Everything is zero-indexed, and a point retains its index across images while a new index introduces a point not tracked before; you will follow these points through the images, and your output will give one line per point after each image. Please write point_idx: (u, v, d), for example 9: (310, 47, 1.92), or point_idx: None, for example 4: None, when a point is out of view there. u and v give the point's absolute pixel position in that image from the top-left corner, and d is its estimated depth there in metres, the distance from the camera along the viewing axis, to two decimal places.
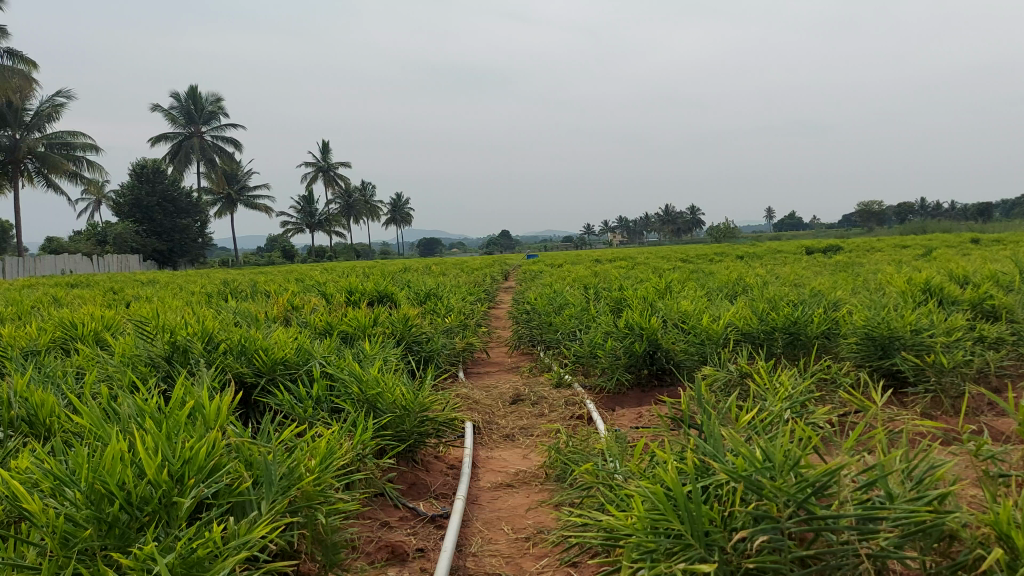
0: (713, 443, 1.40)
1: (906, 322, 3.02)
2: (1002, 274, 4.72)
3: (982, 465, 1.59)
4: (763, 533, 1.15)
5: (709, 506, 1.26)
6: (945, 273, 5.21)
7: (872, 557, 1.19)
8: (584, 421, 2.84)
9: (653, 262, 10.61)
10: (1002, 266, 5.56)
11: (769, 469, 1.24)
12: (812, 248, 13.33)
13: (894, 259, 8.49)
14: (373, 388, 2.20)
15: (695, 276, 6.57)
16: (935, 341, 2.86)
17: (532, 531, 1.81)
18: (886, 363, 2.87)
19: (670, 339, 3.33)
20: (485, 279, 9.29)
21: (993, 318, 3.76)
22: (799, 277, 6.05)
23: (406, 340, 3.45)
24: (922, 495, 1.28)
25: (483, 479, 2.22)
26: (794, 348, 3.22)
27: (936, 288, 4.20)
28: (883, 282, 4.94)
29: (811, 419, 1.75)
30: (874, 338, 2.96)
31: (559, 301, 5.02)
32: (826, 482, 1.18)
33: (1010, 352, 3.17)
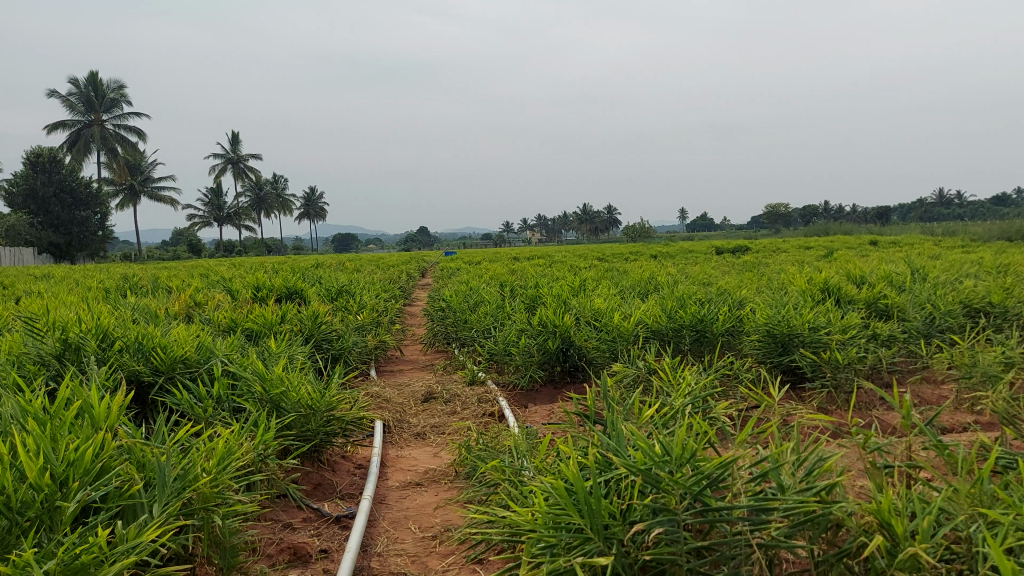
0: (615, 438, 1.42)
1: (805, 321, 3.13)
2: (896, 275, 4.97)
3: (870, 456, 1.67)
4: (659, 525, 1.18)
5: (609, 500, 1.27)
6: (844, 273, 5.44)
7: (763, 546, 1.24)
8: (495, 418, 2.85)
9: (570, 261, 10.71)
10: (897, 267, 5.84)
11: (667, 463, 1.26)
12: (722, 247, 13.77)
13: (799, 260, 8.82)
14: (277, 388, 2.15)
15: (608, 275, 6.69)
16: (832, 338, 2.98)
17: (439, 529, 1.80)
18: (787, 359, 2.98)
19: (582, 337, 3.37)
20: (399, 276, 9.21)
21: (886, 316, 3.95)
22: (708, 276, 6.23)
23: (314, 338, 3.38)
24: (811, 485, 1.36)
25: (391, 479, 2.20)
26: (700, 345, 3.30)
27: (834, 288, 4.38)
28: (786, 282, 5.13)
29: (710, 414, 1.80)
30: (775, 335, 3.07)
31: (473, 299, 5.02)
32: (720, 475, 1.22)
33: (900, 349, 3.35)
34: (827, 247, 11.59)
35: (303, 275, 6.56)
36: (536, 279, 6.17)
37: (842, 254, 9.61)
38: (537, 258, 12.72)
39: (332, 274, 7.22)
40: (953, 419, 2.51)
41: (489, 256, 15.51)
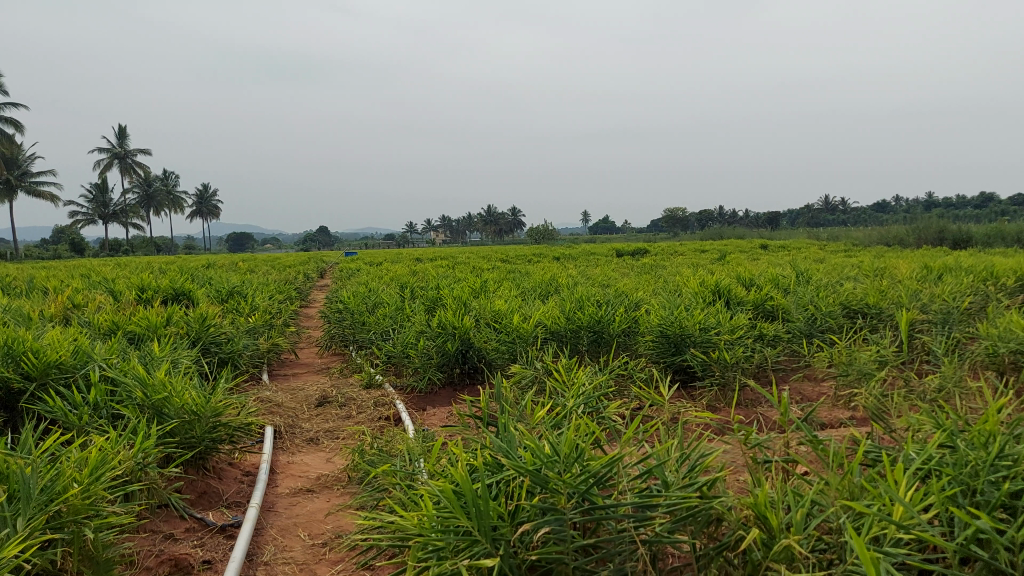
0: (505, 438, 1.43)
1: (696, 321, 3.24)
2: (782, 278, 5.20)
3: (750, 452, 1.73)
4: (547, 525, 1.19)
5: (497, 501, 1.28)
6: (734, 276, 5.66)
7: (646, 542, 1.27)
8: (391, 422, 2.82)
9: (473, 262, 10.71)
10: (783, 270, 6.11)
11: (556, 463, 1.27)
12: (621, 249, 14.09)
13: (695, 262, 9.11)
14: (159, 393, 2.07)
15: (508, 277, 6.73)
16: (720, 338, 3.09)
17: (330, 536, 1.77)
18: (679, 359, 3.07)
19: (481, 338, 3.38)
20: (296, 276, 9.02)
21: (772, 317, 4.13)
22: (606, 278, 6.36)
23: (203, 341, 3.27)
24: (693, 481, 1.40)
25: (281, 486, 2.15)
26: (597, 345, 3.36)
27: (725, 290, 4.54)
28: (681, 284, 5.29)
29: (601, 414, 1.83)
30: (668, 336, 3.16)
31: (371, 300, 4.96)
32: (606, 473, 1.24)
33: (784, 348, 3.50)
34: (719, 251, 11.96)
35: (193, 275, 6.35)
36: (436, 280, 6.16)
37: (733, 257, 9.98)
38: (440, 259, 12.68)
39: (223, 275, 7.00)
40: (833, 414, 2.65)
41: (389, 257, 15.34)
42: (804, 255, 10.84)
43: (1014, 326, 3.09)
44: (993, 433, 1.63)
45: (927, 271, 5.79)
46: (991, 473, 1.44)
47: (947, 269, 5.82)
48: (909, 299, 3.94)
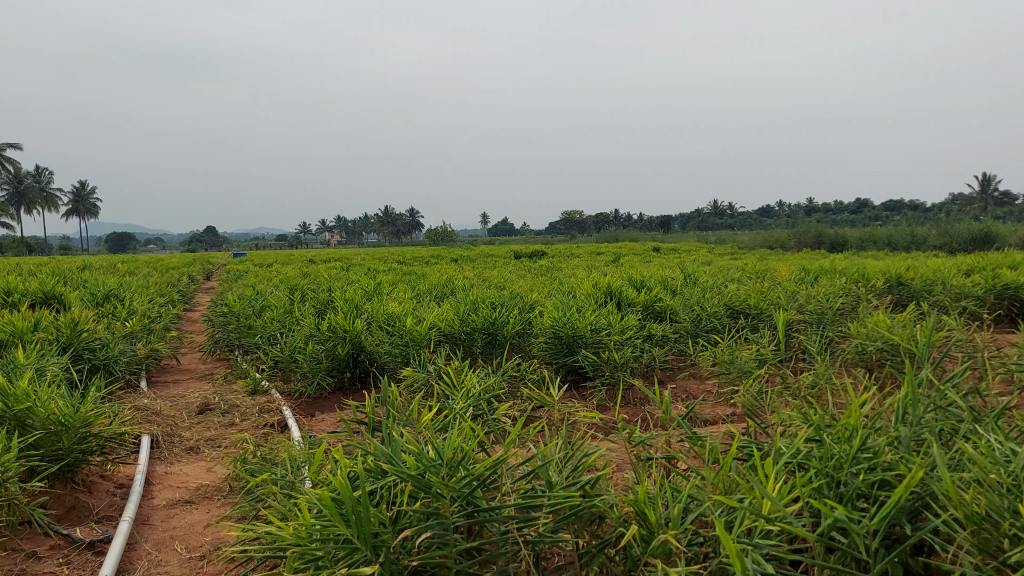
0: (388, 443, 1.41)
1: (587, 323, 3.29)
2: (670, 279, 5.36)
3: (634, 450, 1.77)
4: (428, 530, 1.18)
5: (378, 507, 1.26)
6: (625, 278, 5.80)
7: (528, 543, 1.28)
8: (277, 429, 2.75)
9: (367, 263, 10.57)
10: (671, 272, 6.32)
11: (440, 466, 1.26)
12: (518, 252, 14.22)
13: (589, 264, 9.30)
14: (22, 403, 1.95)
15: (402, 279, 6.66)
16: (610, 339, 3.15)
17: (208, 549, 1.71)
18: (570, 359, 3.11)
19: (374, 342, 3.33)
20: (180, 279, 8.67)
21: (660, 318, 4.25)
22: (501, 280, 6.40)
23: (74, 348, 3.10)
24: (576, 481, 1.42)
25: (157, 497, 2.06)
26: (491, 347, 3.37)
27: (616, 292, 4.64)
28: (574, 286, 5.38)
29: (488, 416, 1.84)
30: (561, 337, 3.20)
31: (259, 304, 4.82)
32: (489, 476, 1.25)
33: (672, 348, 3.61)
34: (613, 254, 12.42)
35: (66, 278, 6.01)
36: (328, 283, 6.04)
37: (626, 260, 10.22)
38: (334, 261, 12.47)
39: (99, 277, 6.66)
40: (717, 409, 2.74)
41: (281, 258, 14.95)
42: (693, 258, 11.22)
43: (881, 324, 3.28)
44: (857, 426, 1.73)
45: (804, 274, 6.09)
46: (852, 464, 1.52)
47: (823, 272, 6.12)
48: (787, 300, 4.13)
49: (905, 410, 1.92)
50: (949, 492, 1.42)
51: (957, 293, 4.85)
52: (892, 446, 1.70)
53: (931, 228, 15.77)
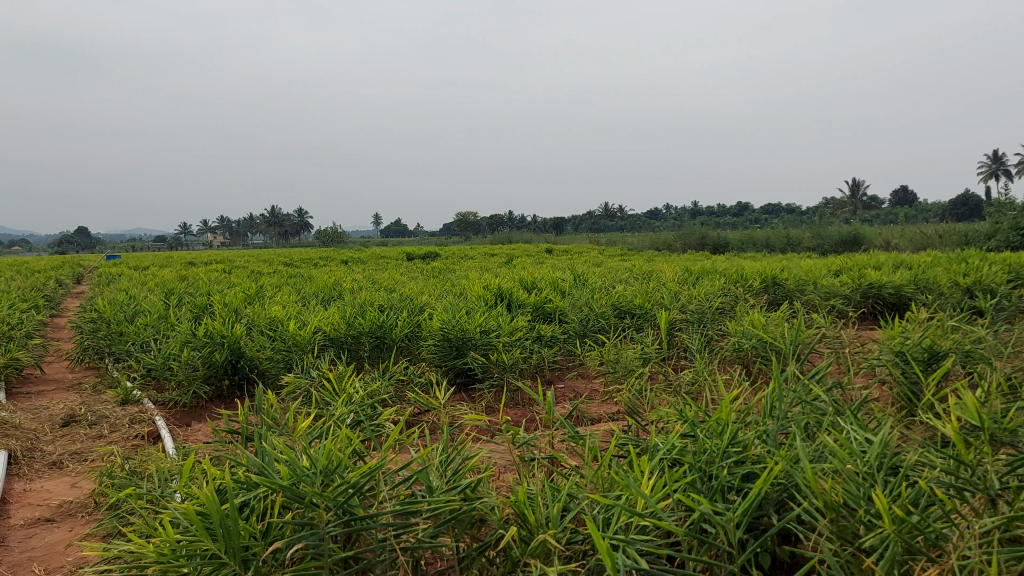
0: (261, 453, 1.37)
1: (475, 324, 3.28)
2: (560, 281, 5.43)
3: (517, 451, 1.78)
4: (300, 540, 1.16)
5: (248, 520, 1.22)
6: (514, 279, 5.83)
7: (406, 550, 1.26)
8: (148, 440, 2.63)
9: (252, 266, 10.25)
10: (561, 274, 6.40)
11: (313, 475, 1.24)
12: (410, 253, 14.16)
13: (481, 266, 9.33)
14: None
15: (288, 282, 6.50)
16: (499, 341, 3.15)
17: (69, 570, 1.61)
18: (459, 362, 3.08)
19: (255, 348, 3.22)
20: (45, 284, 8.16)
21: (549, 319, 4.29)
22: (391, 282, 6.33)
23: None
24: (456, 485, 1.42)
25: (14, 518, 1.93)
26: (379, 351, 3.32)
27: (506, 293, 4.65)
28: (464, 288, 5.38)
29: (370, 421, 1.80)
30: (450, 339, 3.16)
31: (132, 309, 4.59)
32: (364, 483, 1.23)
33: (560, 348, 3.65)
34: (506, 255, 12.65)
35: None
36: (208, 286, 5.80)
37: (518, 262, 10.30)
38: (218, 263, 12.03)
39: None
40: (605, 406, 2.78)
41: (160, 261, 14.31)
42: (585, 258, 11.44)
43: (757, 323, 3.42)
44: (729, 421, 1.79)
45: (687, 274, 6.30)
46: (724, 456, 1.58)
47: (704, 272, 6.34)
48: (670, 300, 4.25)
49: (772, 405, 2.01)
50: (810, 482, 1.50)
51: (826, 292, 5.12)
52: (761, 439, 1.77)
53: (804, 231, 16.62)
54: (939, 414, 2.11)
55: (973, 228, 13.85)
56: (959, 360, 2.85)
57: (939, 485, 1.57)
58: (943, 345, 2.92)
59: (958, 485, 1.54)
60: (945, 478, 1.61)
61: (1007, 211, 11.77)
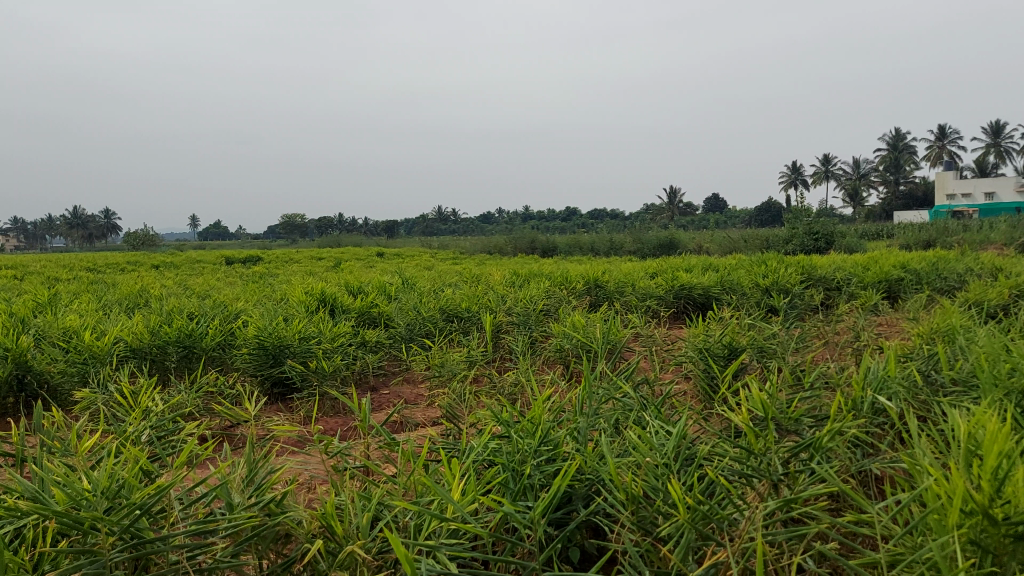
0: (38, 479, 1.25)
1: (294, 331, 3.16)
2: (387, 284, 5.37)
3: (328, 460, 1.72)
4: (79, 570, 1.07)
5: (19, 551, 1.12)
6: (340, 283, 5.70)
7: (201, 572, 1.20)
8: None
9: (49, 271, 9.45)
10: (388, 277, 6.33)
11: (94, 499, 1.15)
12: (230, 257, 13.52)
13: (307, 270, 9.06)
14: None
15: (89, 289, 6.01)
16: (319, 348, 3.06)
17: None
18: (276, 370, 2.96)
19: (45, 362, 2.94)
20: None
21: (374, 323, 4.21)
22: (206, 287, 6.00)
23: None
24: (259, 500, 1.36)
25: None
26: (188, 361, 3.15)
27: (329, 297, 4.52)
28: (286, 293, 5.19)
29: (168, 436, 1.69)
30: (266, 347, 3.02)
31: None
32: (151, 503, 1.16)
33: (385, 353, 3.59)
34: (335, 258, 12.37)
35: None
36: None
37: (346, 265, 10.10)
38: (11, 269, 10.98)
39: None
40: (429, 409, 2.75)
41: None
42: (415, 261, 11.41)
43: (576, 324, 3.52)
44: (541, 420, 1.83)
45: (514, 277, 6.42)
46: (535, 453, 1.61)
47: (531, 276, 6.48)
48: (495, 304, 4.30)
49: (584, 403, 2.07)
50: (614, 477, 1.55)
51: (643, 293, 5.37)
52: (572, 436, 1.82)
53: (626, 235, 17.40)
54: (733, 406, 2.27)
55: (773, 233, 15.06)
56: (754, 355, 3.08)
57: (729, 473, 1.68)
58: (741, 342, 3.14)
59: (746, 472, 1.66)
60: (736, 465, 1.73)
61: (802, 218, 12.87)
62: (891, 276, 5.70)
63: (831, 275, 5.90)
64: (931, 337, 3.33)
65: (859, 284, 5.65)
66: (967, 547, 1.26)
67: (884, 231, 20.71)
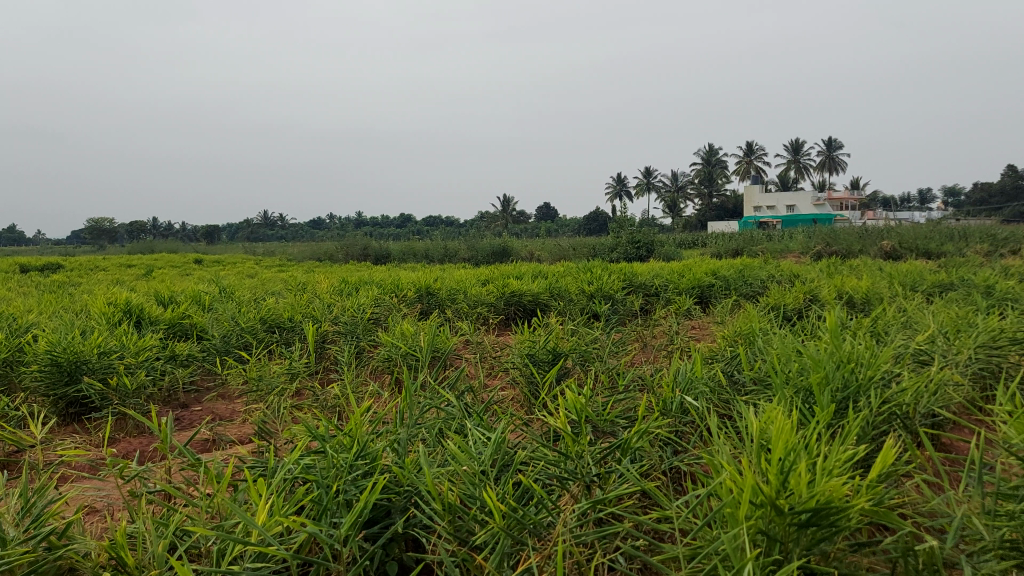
0: None
1: (93, 344, 2.92)
2: (203, 294, 5.09)
3: (123, 485, 1.60)
4: None
5: None
6: (149, 293, 5.34)
7: None
8: None
9: None
10: (204, 285, 6.00)
11: None
12: (27, 264, 12.37)
13: (117, 278, 8.46)
14: None
15: None
16: (122, 364, 2.84)
17: None
18: (71, 390, 2.71)
19: None
20: None
21: (186, 336, 3.97)
22: None
23: None
24: (37, 533, 1.25)
25: None
26: None
27: (135, 308, 4.22)
28: (87, 304, 4.79)
29: None
30: (59, 363, 2.76)
31: None
32: None
33: (198, 367, 3.39)
34: (147, 265, 11.60)
35: None
36: None
37: (161, 273, 9.47)
38: None
39: None
40: (243, 425, 2.62)
41: None
42: (237, 269, 10.93)
43: (403, 333, 3.48)
44: (359, 433, 1.78)
45: (340, 285, 6.28)
46: (349, 467, 1.57)
47: (360, 283, 6.37)
48: (319, 313, 4.17)
49: (404, 414, 2.04)
50: (430, 487, 1.54)
51: (472, 301, 5.39)
52: (390, 447, 1.78)
53: (457, 243, 17.50)
54: (553, 410, 2.31)
55: (599, 242, 15.63)
56: (577, 359, 3.17)
57: (545, 476, 1.70)
58: (563, 347, 3.23)
59: (561, 475, 1.69)
60: (551, 469, 1.76)
61: (626, 226, 13.47)
62: (703, 284, 6.06)
63: (650, 282, 6.20)
64: (735, 339, 3.57)
65: (675, 291, 5.97)
66: (758, 537, 1.35)
67: (699, 240, 22.05)
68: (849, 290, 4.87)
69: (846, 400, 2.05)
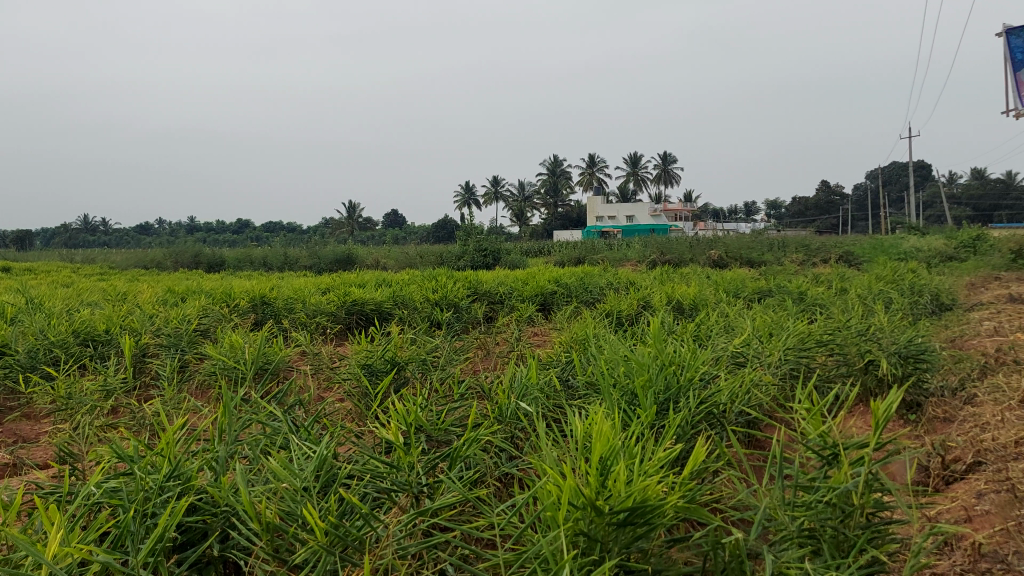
0: None
1: None
2: (6, 304, 4.66)
3: None
4: None
5: None
6: None
7: None
8: None
9: None
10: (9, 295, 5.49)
11: None
12: None
13: None
14: None
15: None
16: None
17: None
18: None
19: None
20: None
21: None
22: None
23: None
24: None
25: None
26: None
27: None
28: None
29: None
30: None
31: None
32: None
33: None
34: None
35: None
36: None
37: None
38: None
39: None
40: (45, 448, 2.41)
41: None
42: (52, 277, 10.08)
43: (232, 344, 3.33)
44: (173, 451, 1.68)
45: (167, 294, 5.94)
46: (160, 489, 1.48)
47: (190, 292, 6.05)
48: (140, 324, 3.92)
49: (224, 430, 1.94)
50: (246, 506, 1.48)
51: (312, 310, 5.24)
52: (207, 466, 1.69)
53: (298, 250, 17.02)
54: (386, 422, 2.28)
55: (445, 250, 15.66)
56: (415, 369, 3.14)
57: (372, 489, 1.68)
58: (402, 356, 3.19)
59: (389, 487, 1.67)
60: (379, 481, 1.73)
61: (472, 235, 13.57)
62: (544, 291, 6.19)
63: (493, 289, 6.26)
64: (571, 345, 3.66)
65: (518, 298, 6.06)
66: (578, 537, 1.38)
67: (542, 249, 22.56)
68: (678, 296, 5.12)
69: (667, 402, 2.15)
